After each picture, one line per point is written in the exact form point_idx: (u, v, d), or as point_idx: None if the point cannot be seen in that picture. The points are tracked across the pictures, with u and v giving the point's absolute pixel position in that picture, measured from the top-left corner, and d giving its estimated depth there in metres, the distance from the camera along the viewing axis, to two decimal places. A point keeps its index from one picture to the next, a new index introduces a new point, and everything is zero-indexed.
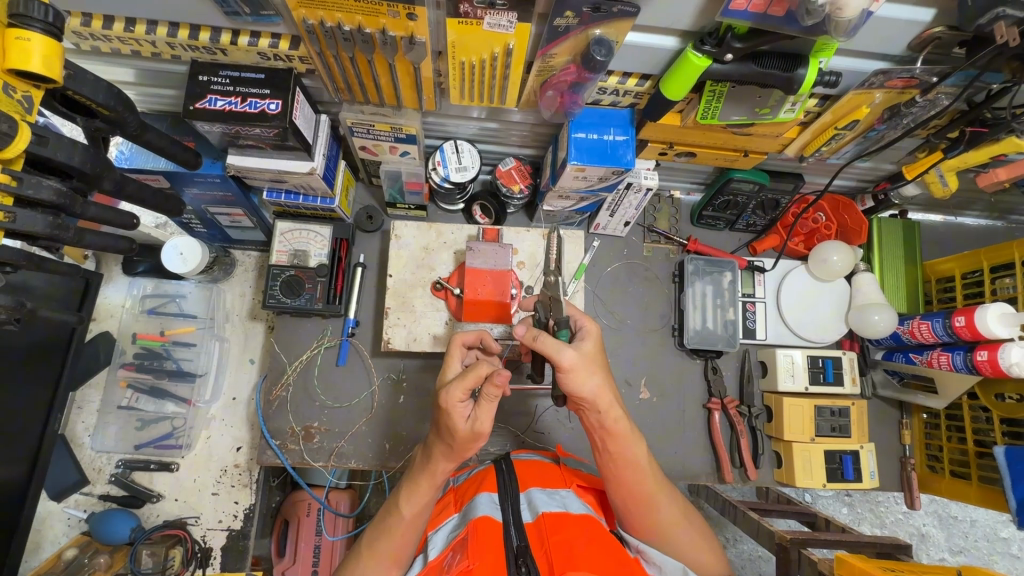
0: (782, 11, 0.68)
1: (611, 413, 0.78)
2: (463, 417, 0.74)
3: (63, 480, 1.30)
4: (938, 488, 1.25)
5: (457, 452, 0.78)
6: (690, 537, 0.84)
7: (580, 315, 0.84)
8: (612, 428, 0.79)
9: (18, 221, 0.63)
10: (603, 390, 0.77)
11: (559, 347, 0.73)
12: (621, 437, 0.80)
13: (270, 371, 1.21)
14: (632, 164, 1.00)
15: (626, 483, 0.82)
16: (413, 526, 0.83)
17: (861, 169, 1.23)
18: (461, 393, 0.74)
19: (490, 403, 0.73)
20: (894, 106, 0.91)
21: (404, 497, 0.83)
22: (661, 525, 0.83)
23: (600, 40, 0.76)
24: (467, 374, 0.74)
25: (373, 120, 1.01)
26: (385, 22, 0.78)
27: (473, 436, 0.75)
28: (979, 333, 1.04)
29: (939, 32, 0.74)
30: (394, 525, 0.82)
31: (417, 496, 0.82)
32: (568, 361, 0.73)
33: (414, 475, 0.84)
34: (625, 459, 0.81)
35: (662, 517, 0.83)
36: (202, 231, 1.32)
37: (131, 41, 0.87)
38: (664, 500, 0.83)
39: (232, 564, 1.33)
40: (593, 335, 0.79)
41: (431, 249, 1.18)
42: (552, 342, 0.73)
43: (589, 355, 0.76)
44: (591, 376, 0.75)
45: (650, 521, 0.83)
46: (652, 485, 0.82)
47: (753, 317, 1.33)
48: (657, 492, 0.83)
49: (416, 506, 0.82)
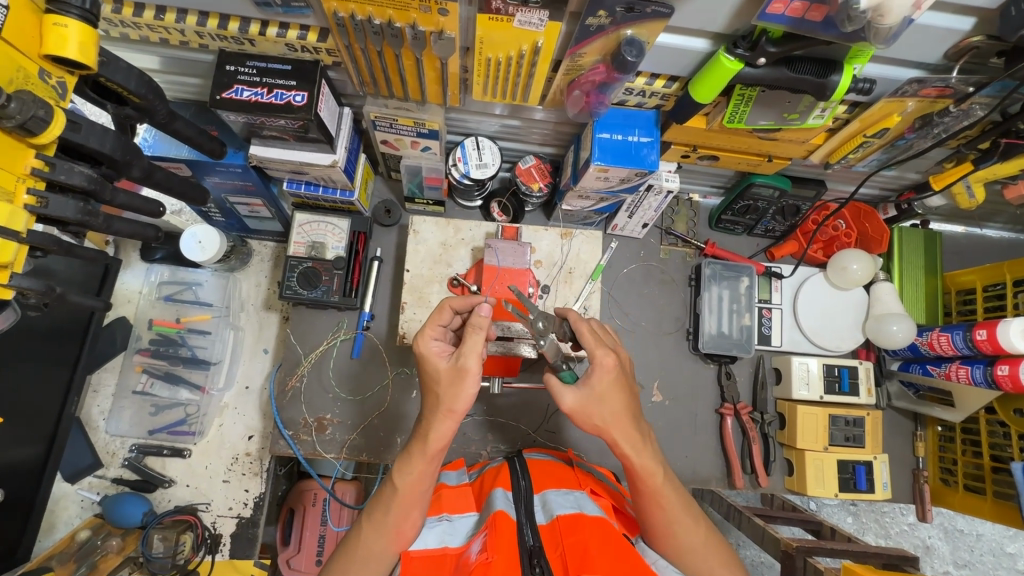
0: (820, 16, 0.67)
1: (626, 445, 0.77)
2: (444, 358, 0.78)
3: (78, 462, 1.31)
4: (952, 502, 1.23)
5: (442, 407, 0.75)
6: (711, 567, 0.80)
7: (595, 341, 0.79)
8: (628, 459, 0.78)
9: (50, 206, 0.64)
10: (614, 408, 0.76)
11: (560, 387, 0.76)
12: (637, 448, 0.77)
13: (285, 361, 1.22)
14: (655, 165, 0.99)
15: (642, 490, 0.80)
16: (414, 497, 0.79)
17: (885, 178, 1.22)
18: (439, 330, 0.83)
19: (473, 334, 0.75)
20: (927, 115, 0.89)
21: (396, 468, 0.80)
22: (678, 538, 0.80)
23: (632, 41, 0.76)
24: (443, 311, 0.84)
25: (397, 114, 1.01)
26: (416, 17, 0.78)
27: (459, 374, 0.74)
28: (1000, 347, 1.02)
29: (978, 41, 0.73)
30: (391, 497, 0.79)
31: (413, 466, 0.78)
32: (568, 403, 0.77)
33: (412, 447, 0.79)
34: (643, 486, 0.79)
35: (682, 545, 0.80)
36: (220, 220, 1.33)
37: (160, 29, 0.87)
38: (687, 528, 0.80)
39: (241, 551, 1.34)
40: (608, 370, 0.76)
41: (449, 245, 1.18)
42: (554, 381, 0.77)
43: (598, 391, 0.76)
44: (602, 410, 0.76)
45: (667, 546, 0.81)
46: (672, 513, 0.80)
47: (769, 323, 1.31)
48: (677, 521, 0.80)
49: (415, 480, 0.78)
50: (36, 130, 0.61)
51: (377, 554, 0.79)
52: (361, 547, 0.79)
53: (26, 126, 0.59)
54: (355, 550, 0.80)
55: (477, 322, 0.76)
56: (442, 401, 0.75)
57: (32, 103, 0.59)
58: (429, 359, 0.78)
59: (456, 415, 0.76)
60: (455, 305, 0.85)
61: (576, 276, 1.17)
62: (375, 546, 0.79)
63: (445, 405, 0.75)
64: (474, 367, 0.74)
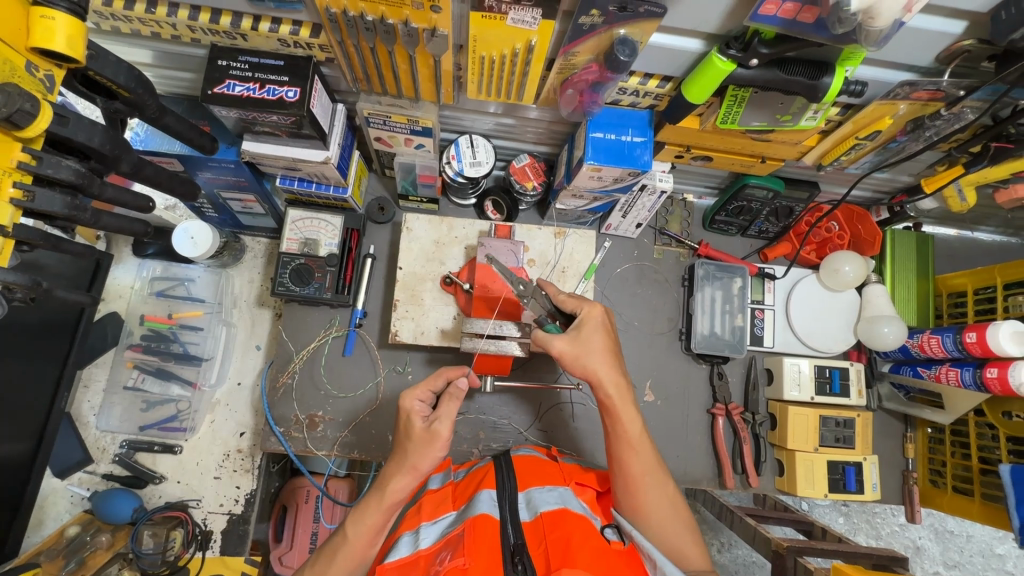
0: (812, 18, 0.68)
1: (609, 386, 0.84)
2: (422, 418, 0.82)
3: (67, 457, 1.30)
4: (941, 503, 1.24)
5: (407, 462, 0.80)
6: (677, 527, 0.82)
7: (579, 302, 0.92)
8: (609, 398, 0.84)
9: (37, 200, 0.63)
10: (603, 350, 0.86)
11: (550, 336, 0.86)
12: (621, 396, 0.85)
13: (277, 358, 1.22)
14: (648, 165, 0.99)
15: (620, 444, 0.84)
16: (363, 549, 0.81)
17: (878, 180, 1.22)
18: (427, 393, 0.87)
19: (451, 402, 0.82)
20: (918, 118, 0.90)
21: (350, 517, 0.82)
22: (652, 499, 0.82)
23: (625, 40, 0.76)
24: (436, 376, 0.88)
25: (390, 111, 1.01)
26: (408, 14, 0.78)
27: (430, 437, 0.80)
28: (990, 350, 1.03)
29: (968, 45, 0.73)
30: (340, 545, 0.81)
31: (368, 517, 0.80)
32: (558, 348, 0.86)
33: (370, 496, 0.82)
34: (623, 430, 0.83)
35: (650, 499, 0.82)
36: (213, 216, 1.32)
37: (152, 22, 0.86)
38: (659, 484, 0.83)
39: (232, 548, 1.34)
40: (595, 320, 0.89)
41: (442, 243, 1.18)
42: (544, 333, 0.87)
43: (582, 339, 0.86)
44: (589, 353, 0.85)
45: (636, 501, 0.82)
46: (648, 466, 0.83)
47: (761, 324, 1.32)
48: (649, 473, 0.83)
49: (367, 528, 0.80)
50: (23, 123, 0.60)
51: None
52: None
53: (13, 119, 0.59)
54: None
55: (454, 391, 0.84)
56: (409, 458, 0.80)
57: (18, 96, 0.58)
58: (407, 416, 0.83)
59: (419, 475, 0.80)
60: (451, 375, 0.89)
61: (569, 275, 1.17)
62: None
63: (411, 462, 0.80)
64: (444, 433, 0.80)
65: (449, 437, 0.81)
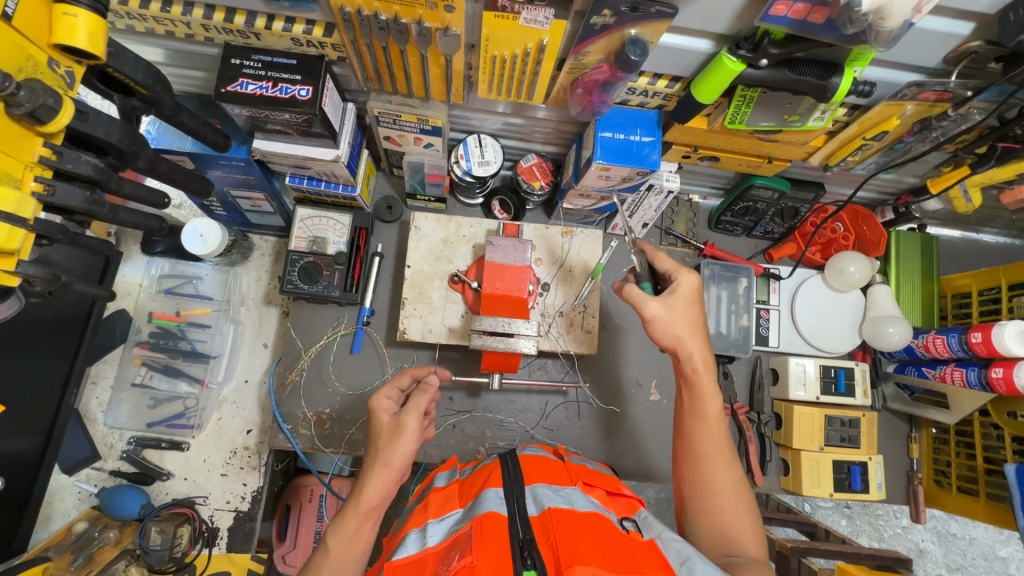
0: (822, 19, 0.69)
1: (699, 359, 0.87)
2: (388, 412, 0.83)
3: (76, 453, 1.31)
4: (945, 503, 1.24)
5: (378, 458, 0.78)
6: (737, 510, 0.82)
7: (676, 267, 0.91)
8: (695, 374, 0.87)
9: (56, 194, 0.64)
10: (696, 331, 0.87)
11: (645, 299, 0.87)
12: (704, 380, 0.87)
13: (285, 355, 1.22)
14: (656, 165, 1.00)
15: (694, 426, 0.87)
16: (347, 565, 0.76)
17: (883, 181, 1.23)
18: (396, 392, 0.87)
19: (421, 395, 0.81)
20: (925, 119, 0.91)
21: (330, 532, 0.77)
22: (717, 483, 0.84)
23: (636, 40, 0.77)
24: (403, 375, 0.89)
25: (400, 110, 1.02)
26: (422, 13, 0.79)
27: (398, 428, 0.79)
28: (995, 351, 1.04)
29: (976, 46, 0.74)
30: (323, 562, 0.76)
31: (346, 528, 0.76)
32: (651, 312, 0.87)
33: (347, 507, 0.77)
34: (700, 408, 0.87)
35: (718, 477, 0.84)
36: (221, 214, 1.33)
37: (166, 21, 0.87)
38: (728, 467, 0.85)
39: (238, 545, 1.34)
40: (691, 288, 0.88)
41: (450, 242, 1.18)
42: (638, 295, 0.88)
43: (676, 307, 0.87)
44: (680, 321, 0.87)
45: (704, 476, 0.84)
46: (718, 447, 0.85)
47: (766, 324, 1.33)
48: (720, 451, 0.85)
49: (346, 541, 0.76)
50: (45, 118, 0.61)
51: None
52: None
53: (36, 114, 0.60)
54: None
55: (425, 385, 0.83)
56: (379, 455, 0.78)
57: (42, 91, 0.59)
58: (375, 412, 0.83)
59: (394, 471, 0.78)
60: (418, 373, 0.90)
61: (577, 274, 1.17)
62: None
63: (382, 457, 0.78)
64: (412, 424, 0.79)
65: (417, 429, 0.79)
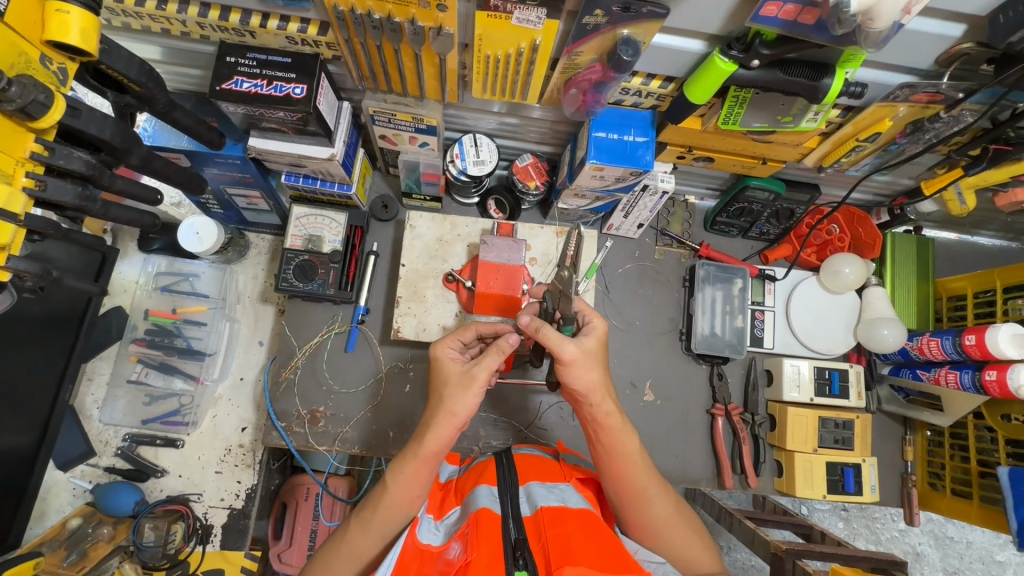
0: (812, 19, 0.69)
1: (609, 407, 0.81)
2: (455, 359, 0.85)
3: (72, 449, 1.31)
4: (939, 505, 1.24)
5: (443, 406, 0.80)
6: (682, 536, 0.83)
7: (591, 310, 0.86)
8: (607, 416, 0.82)
9: (48, 190, 0.65)
10: (599, 383, 0.80)
11: (561, 340, 0.77)
12: (616, 427, 0.82)
13: (279, 353, 1.22)
14: (651, 165, 1.00)
15: (617, 472, 0.83)
16: (403, 501, 0.81)
17: (878, 183, 1.23)
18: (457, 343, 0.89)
19: (494, 351, 0.80)
20: (918, 120, 0.91)
21: (390, 469, 0.82)
22: (654, 519, 0.82)
23: (628, 40, 0.77)
24: (468, 329, 0.91)
25: (395, 109, 1.02)
26: (415, 12, 0.79)
27: (467, 379, 0.80)
28: (989, 353, 1.04)
29: (967, 48, 0.74)
30: (380, 497, 0.81)
31: (407, 469, 0.80)
32: (569, 354, 0.78)
33: (410, 449, 0.81)
34: (618, 447, 0.82)
35: (657, 511, 0.82)
36: (218, 212, 1.34)
37: (162, 19, 0.87)
38: (660, 496, 0.83)
39: (232, 542, 1.33)
40: (598, 333, 0.82)
41: (445, 241, 1.19)
42: (556, 335, 0.78)
43: (590, 351, 0.80)
44: (592, 370, 0.79)
45: (644, 514, 0.82)
46: (645, 481, 0.82)
47: (761, 325, 1.33)
48: (650, 485, 0.83)
49: (409, 480, 0.80)
50: (36, 114, 0.61)
51: (358, 552, 0.81)
52: (344, 546, 0.81)
53: (27, 110, 0.60)
54: (338, 548, 0.82)
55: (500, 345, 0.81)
56: (446, 402, 0.80)
57: (32, 87, 0.60)
58: (443, 361, 0.84)
59: (456, 418, 0.80)
60: (482, 330, 0.93)
61: None
62: (358, 545, 0.81)
63: (447, 406, 0.80)
64: (481, 377, 0.80)
65: (486, 382, 0.80)
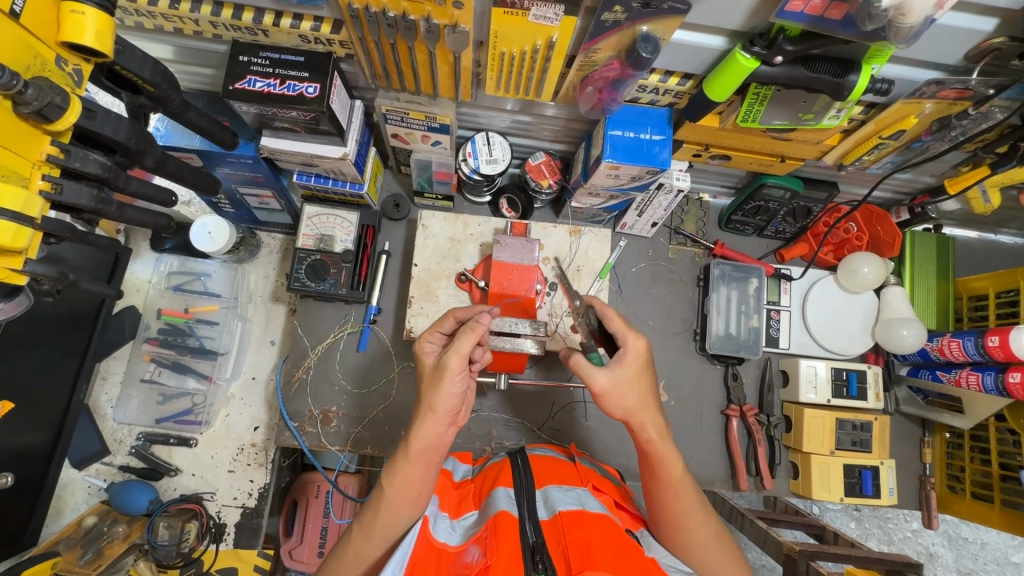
0: (840, 15, 0.67)
1: (653, 430, 0.80)
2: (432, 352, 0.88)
3: (86, 448, 1.32)
4: (958, 509, 1.22)
5: (424, 403, 0.80)
6: (720, 563, 0.80)
7: (626, 327, 0.82)
8: (650, 441, 0.80)
9: (64, 193, 0.65)
10: (641, 406, 0.80)
11: (591, 371, 0.78)
12: (660, 451, 0.81)
13: (292, 353, 1.23)
14: (667, 163, 0.98)
15: (658, 494, 0.81)
16: (403, 503, 0.80)
17: (898, 181, 1.21)
18: (439, 335, 0.90)
19: (465, 335, 0.79)
20: (944, 118, 0.89)
21: (386, 472, 0.81)
22: (693, 543, 0.79)
23: (647, 37, 0.75)
24: (446, 317, 0.91)
25: (408, 108, 1.01)
26: (430, 10, 0.78)
27: (439, 371, 0.80)
28: (1013, 355, 1.01)
29: (999, 43, 0.72)
30: (380, 500, 0.80)
31: (399, 468, 0.80)
32: (600, 384, 0.78)
33: (400, 450, 0.82)
34: (661, 470, 0.80)
35: (696, 537, 0.79)
36: (230, 212, 1.34)
37: (175, 18, 0.86)
38: (701, 522, 0.80)
39: (245, 541, 1.34)
40: (636, 354, 0.80)
41: (457, 241, 1.18)
42: (584, 364, 0.79)
43: (627, 376, 0.79)
44: (629, 394, 0.79)
45: (678, 537, 0.80)
46: (688, 505, 0.80)
47: (777, 325, 1.31)
48: (691, 511, 0.80)
49: (402, 482, 0.79)
50: (53, 116, 0.61)
51: (367, 555, 0.80)
52: (350, 550, 0.81)
53: (43, 113, 0.59)
54: (346, 551, 0.81)
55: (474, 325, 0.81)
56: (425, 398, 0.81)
57: (48, 90, 0.59)
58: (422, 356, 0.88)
59: (435, 412, 0.80)
60: (459, 314, 0.91)
61: (584, 274, 1.16)
62: (363, 550, 0.80)
63: (427, 402, 0.81)
64: (454, 365, 0.79)
65: (460, 368, 0.79)
